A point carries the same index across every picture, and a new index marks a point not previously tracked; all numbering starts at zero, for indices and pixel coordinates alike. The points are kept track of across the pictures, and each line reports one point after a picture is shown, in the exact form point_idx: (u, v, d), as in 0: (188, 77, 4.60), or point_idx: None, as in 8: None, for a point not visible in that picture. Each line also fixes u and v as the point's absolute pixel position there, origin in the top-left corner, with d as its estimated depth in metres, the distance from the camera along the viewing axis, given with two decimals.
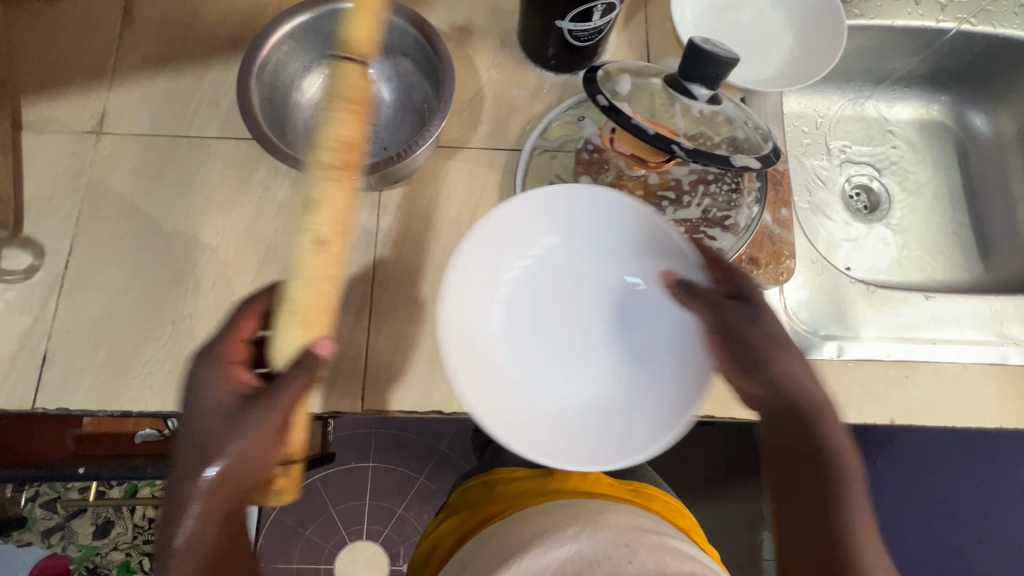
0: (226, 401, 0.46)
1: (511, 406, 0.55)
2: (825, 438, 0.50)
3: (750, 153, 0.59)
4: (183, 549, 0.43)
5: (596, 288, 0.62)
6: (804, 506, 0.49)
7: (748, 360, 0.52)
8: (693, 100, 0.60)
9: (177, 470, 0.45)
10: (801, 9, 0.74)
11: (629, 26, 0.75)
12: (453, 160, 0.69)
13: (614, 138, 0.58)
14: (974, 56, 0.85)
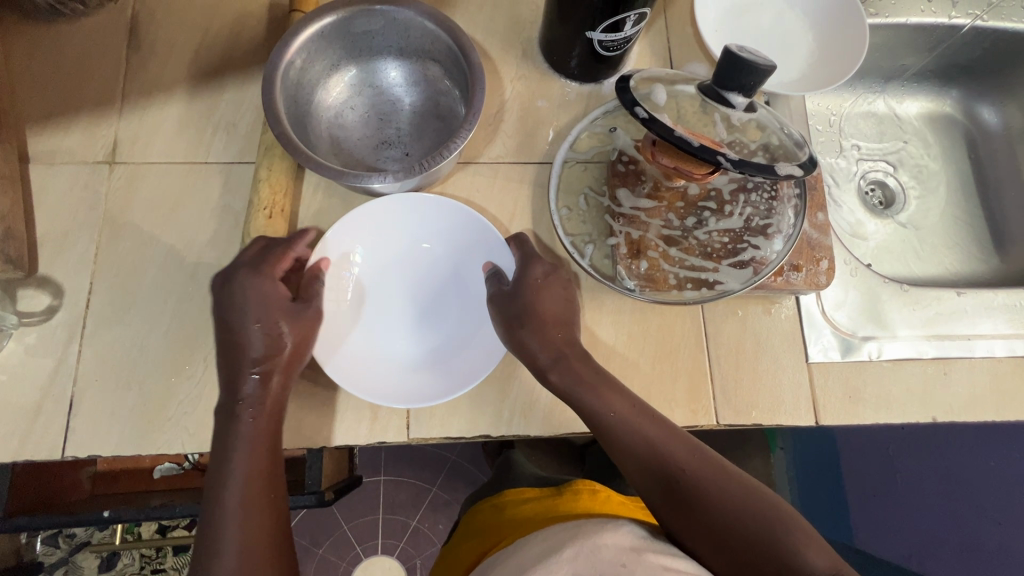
0: (276, 301, 0.53)
1: (401, 369, 0.58)
2: (602, 391, 0.54)
3: (788, 161, 0.57)
4: (250, 394, 0.51)
5: (396, 257, 0.61)
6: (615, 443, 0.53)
7: (513, 332, 0.56)
8: (731, 108, 0.59)
9: (246, 354, 0.52)
10: (819, 10, 0.74)
11: (650, 33, 0.74)
12: (483, 175, 0.67)
13: (656, 150, 0.57)
14: (983, 50, 0.86)
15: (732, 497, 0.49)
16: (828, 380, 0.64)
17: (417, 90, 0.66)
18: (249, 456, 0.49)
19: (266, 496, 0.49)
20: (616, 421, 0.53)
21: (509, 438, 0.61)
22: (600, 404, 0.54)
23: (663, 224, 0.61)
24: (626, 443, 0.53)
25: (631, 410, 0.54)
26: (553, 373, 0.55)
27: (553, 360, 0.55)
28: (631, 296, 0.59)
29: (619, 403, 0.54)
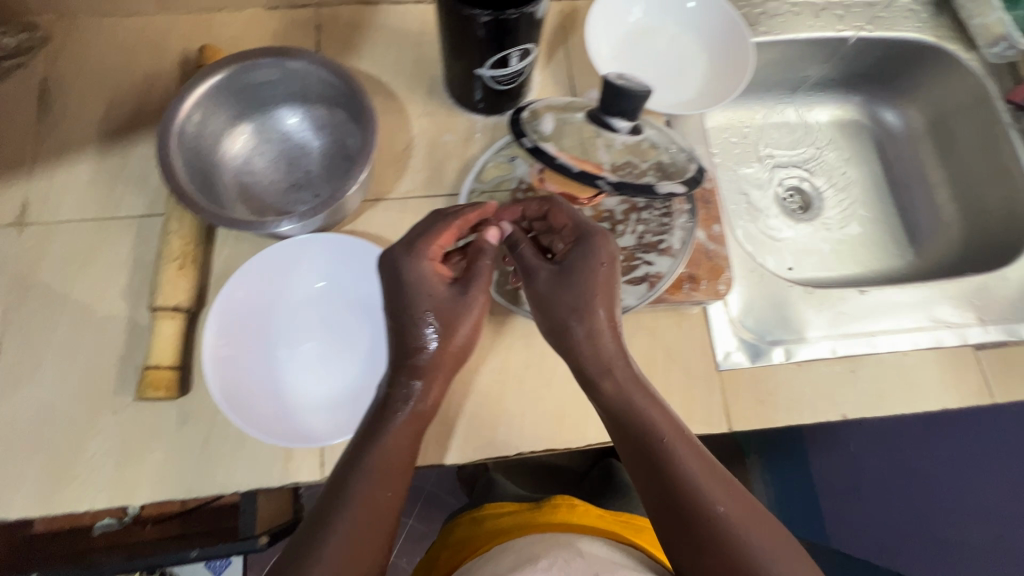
0: (441, 284, 0.56)
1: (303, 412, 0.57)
2: (650, 412, 0.52)
3: (677, 177, 0.62)
4: (416, 386, 0.54)
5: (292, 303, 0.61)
6: (649, 472, 0.49)
7: (570, 322, 0.55)
8: (614, 133, 0.62)
9: (405, 338, 0.55)
10: (708, 32, 0.77)
11: (552, 63, 0.77)
12: (393, 211, 0.68)
13: (543, 180, 0.65)
14: (877, 59, 0.89)
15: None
16: (740, 388, 0.65)
17: (322, 132, 0.67)
18: (378, 473, 0.50)
19: (385, 512, 0.49)
20: (665, 457, 0.49)
21: (425, 469, 0.61)
22: (649, 431, 0.51)
23: None
24: (665, 475, 0.49)
25: (689, 446, 0.50)
26: (604, 384, 0.54)
27: (598, 372, 0.54)
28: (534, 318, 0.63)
29: (674, 437, 0.50)
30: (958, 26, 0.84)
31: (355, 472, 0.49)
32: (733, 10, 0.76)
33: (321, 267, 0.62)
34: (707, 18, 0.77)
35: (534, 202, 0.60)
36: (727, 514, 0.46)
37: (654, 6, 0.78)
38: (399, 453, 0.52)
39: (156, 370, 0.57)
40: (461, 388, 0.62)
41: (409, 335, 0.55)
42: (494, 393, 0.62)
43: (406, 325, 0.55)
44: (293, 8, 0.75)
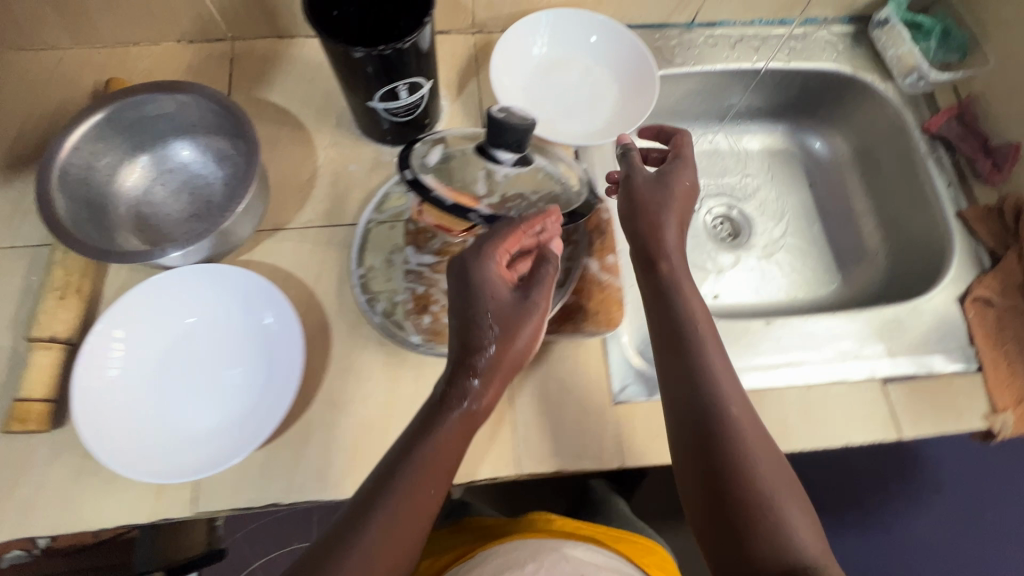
0: (503, 291, 0.56)
1: (173, 445, 0.56)
2: (703, 324, 0.58)
3: (564, 209, 0.64)
4: (491, 361, 0.54)
5: (172, 333, 0.60)
6: (686, 386, 0.55)
7: (639, 212, 0.63)
8: (499, 166, 0.61)
9: (480, 322, 0.55)
10: (619, 64, 0.78)
11: (463, 94, 0.77)
12: (292, 241, 0.69)
13: (421, 210, 0.61)
14: (798, 89, 0.90)
15: (790, 525, 0.48)
16: (635, 422, 0.63)
17: (214, 160, 0.67)
18: (443, 442, 0.52)
19: (445, 472, 0.52)
20: (708, 392, 0.54)
21: (304, 505, 0.60)
22: (694, 347, 0.56)
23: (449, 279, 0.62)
24: (700, 388, 0.54)
25: (736, 392, 0.54)
26: (661, 266, 0.61)
27: (665, 258, 0.61)
28: (417, 352, 0.60)
29: (725, 380, 0.54)
30: (875, 58, 0.85)
31: (429, 433, 0.52)
32: (639, 42, 0.77)
33: (194, 303, 0.60)
34: (616, 50, 0.78)
35: (670, 127, 0.70)
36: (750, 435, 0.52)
37: (564, 39, 0.79)
38: (453, 444, 0.52)
39: (27, 403, 0.56)
40: (345, 421, 0.61)
41: (477, 325, 0.55)
42: (379, 426, 0.61)
43: (480, 316, 0.56)
44: (210, 41, 0.76)
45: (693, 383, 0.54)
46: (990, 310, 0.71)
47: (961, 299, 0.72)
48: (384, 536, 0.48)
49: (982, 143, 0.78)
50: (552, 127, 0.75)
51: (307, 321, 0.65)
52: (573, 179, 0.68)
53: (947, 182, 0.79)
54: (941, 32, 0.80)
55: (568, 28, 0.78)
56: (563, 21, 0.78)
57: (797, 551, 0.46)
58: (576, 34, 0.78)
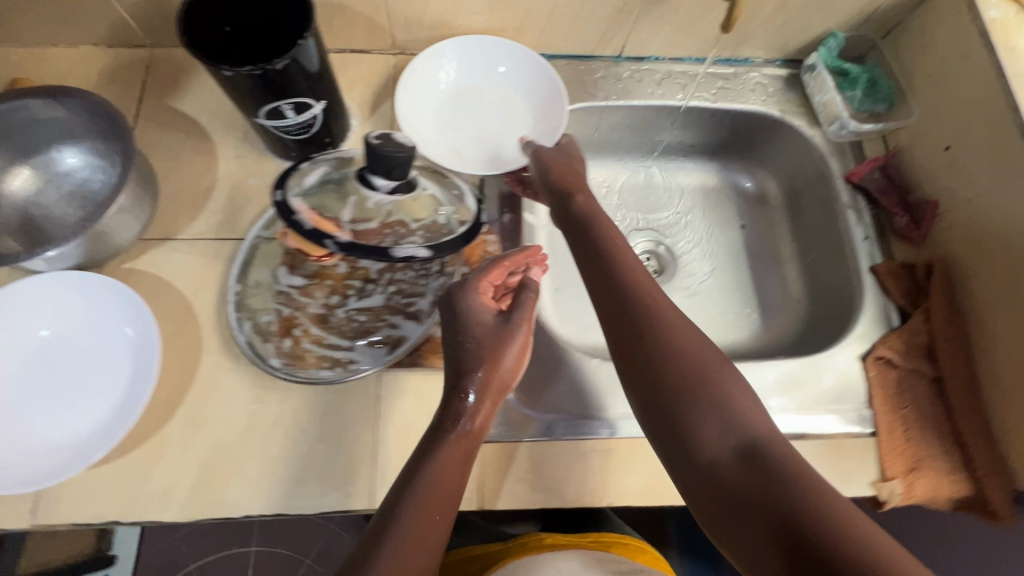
0: (490, 315, 0.58)
1: (19, 453, 0.55)
2: (611, 231, 0.64)
3: (441, 236, 0.62)
4: (484, 384, 0.56)
5: (38, 339, 0.60)
6: (607, 282, 0.58)
7: (550, 174, 0.69)
8: (376, 193, 0.61)
9: (468, 342, 0.57)
10: (532, 91, 0.78)
11: (375, 114, 0.77)
12: (179, 251, 0.68)
13: (285, 232, 0.60)
14: (729, 129, 0.88)
15: (735, 402, 0.49)
16: (500, 462, 0.62)
17: (98, 164, 0.66)
18: (444, 449, 0.53)
19: (449, 487, 0.51)
20: (637, 307, 0.55)
21: (149, 524, 0.58)
22: (610, 251, 0.61)
23: (314, 304, 0.60)
24: (619, 282, 0.58)
25: (661, 301, 0.56)
26: (577, 197, 0.67)
27: (579, 192, 0.68)
28: (273, 374, 0.59)
29: (651, 293, 0.57)
30: (805, 102, 0.83)
31: (428, 452, 0.52)
32: (552, 71, 0.76)
33: (58, 313, 0.61)
34: (529, 76, 0.77)
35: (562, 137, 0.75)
36: (672, 317, 0.55)
37: (477, 64, 0.78)
38: (449, 460, 0.52)
39: None
40: (202, 440, 0.60)
41: (465, 347, 0.57)
42: (234, 448, 0.60)
43: (463, 339, 0.57)
44: (128, 47, 0.77)
45: (623, 302, 0.56)
46: (891, 371, 0.69)
47: (863, 356, 0.70)
48: (399, 540, 0.47)
49: (902, 197, 0.76)
50: (460, 153, 0.75)
51: (179, 335, 0.64)
52: (461, 209, 0.66)
53: (864, 234, 0.76)
54: (867, 81, 0.79)
55: (480, 54, 0.78)
56: (473, 46, 0.77)
57: (739, 417, 0.49)
58: (490, 61, 0.78)
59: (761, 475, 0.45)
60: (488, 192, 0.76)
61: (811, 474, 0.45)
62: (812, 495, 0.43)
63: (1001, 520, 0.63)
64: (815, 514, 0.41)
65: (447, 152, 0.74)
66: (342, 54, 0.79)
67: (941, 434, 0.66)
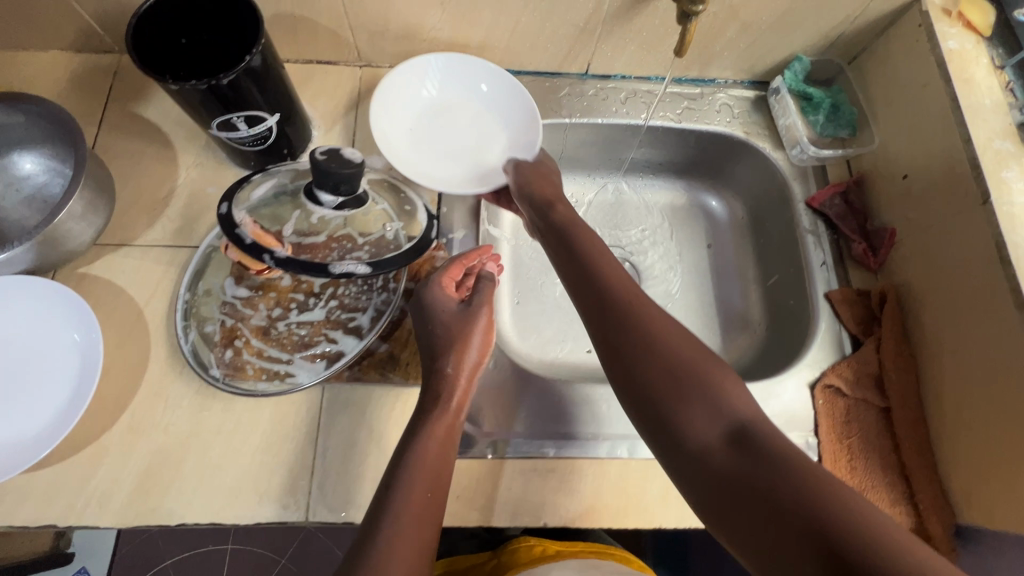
0: (453, 301, 0.61)
1: None
2: (589, 235, 0.65)
3: (388, 250, 0.63)
4: (454, 370, 0.58)
5: None
6: (589, 278, 0.59)
7: (526, 190, 0.72)
8: (322, 207, 0.61)
9: (438, 330, 0.60)
10: (509, 113, 0.78)
11: (336, 127, 0.78)
12: (133, 258, 0.69)
13: (227, 245, 0.60)
14: (695, 149, 0.88)
15: (719, 387, 0.49)
16: None
17: (55, 169, 0.67)
18: (427, 436, 0.54)
19: (432, 469, 0.52)
20: (616, 300, 0.56)
21: (85, 529, 0.59)
22: (590, 251, 0.62)
23: (257, 315, 0.61)
24: (601, 278, 0.58)
25: (637, 294, 0.57)
26: (557, 207, 0.69)
27: (558, 203, 0.70)
28: (212, 384, 0.59)
29: (627, 287, 0.57)
30: (770, 125, 0.83)
31: (410, 442, 0.54)
32: (530, 96, 0.76)
33: (8, 317, 0.62)
34: (507, 98, 0.77)
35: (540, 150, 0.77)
36: (654, 310, 0.55)
37: (456, 81, 0.78)
38: (431, 445, 0.53)
39: None
40: (143, 447, 0.61)
41: (435, 337, 0.59)
42: (174, 457, 0.60)
43: (433, 328, 0.60)
44: (98, 53, 0.78)
45: (602, 296, 0.57)
46: (840, 400, 0.68)
47: (812, 383, 0.69)
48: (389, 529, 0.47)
49: (860, 224, 0.76)
50: (431, 169, 0.74)
51: (127, 341, 0.65)
52: (410, 225, 0.66)
53: (822, 260, 0.76)
54: (829, 106, 0.79)
55: (461, 70, 0.77)
56: (456, 63, 0.77)
57: (728, 400, 0.48)
58: (468, 79, 0.77)
59: (751, 456, 0.45)
60: (445, 207, 0.76)
61: (800, 452, 0.45)
62: (806, 469, 0.43)
63: (942, 555, 0.62)
64: (806, 486, 0.41)
65: (418, 167, 0.73)
66: (308, 66, 0.80)
67: (885, 463, 0.66)
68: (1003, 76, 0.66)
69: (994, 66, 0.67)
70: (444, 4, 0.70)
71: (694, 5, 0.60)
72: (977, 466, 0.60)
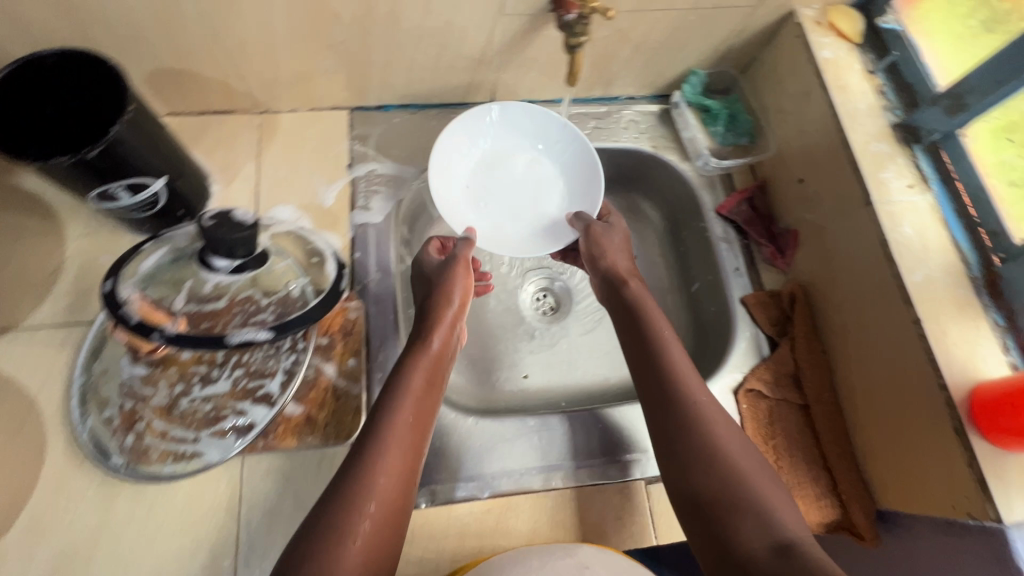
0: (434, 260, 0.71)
1: None
2: (656, 318, 0.66)
3: (295, 310, 0.61)
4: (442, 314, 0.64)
5: None
6: (652, 369, 0.62)
7: (597, 255, 0.72)
8: (216, 273, 0.59)
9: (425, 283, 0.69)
10: (565, 159, 0.79)
11: (237, 179, 0.75)
12: (19, 342, 0.64)
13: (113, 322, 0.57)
14: (609, 166, 0.89)
15: (769, 503, 0.51)
16: None
17: None
18: (414, 382, 0.57)
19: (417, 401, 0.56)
20: (682, 403, 0.58)
21: None
22: (655, 341, 0.64)
23: (156, 395, 0.57)
24: (664, 371, 0.61)
25: (707, 398, 0.59)
26: (629, 284, 0.70)
27: (630, 279, 0.71)
28: (115, 475, 0.56)
29: (696, 390, 0.59)
30: (675, 137, 0.85)
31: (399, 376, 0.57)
32: (588, 141, 0.76)
33: None
34: (563, 145, 0.78)
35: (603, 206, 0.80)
36: (706, 405, 0.58)
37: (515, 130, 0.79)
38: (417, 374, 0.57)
39: None
40: (43, 550, 0.55)
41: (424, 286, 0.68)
42: (81, 553, 0.55)
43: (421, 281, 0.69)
44: None
45: (668, 398, 0.59)
46: (762, 402, 0.70)
47: (735, 390, 0.71)
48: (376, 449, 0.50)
49: (767, 228, 0.79)
50: (495, 232, 0.76)
51: (18, 434, 0.59)
52: (317, 278, 0.65)
53: (736, 266, 0.78)
54: (727, 116, 0.82)
55: (511, 120, 0.78)
56: (523, 114, 0.78)
57: (777, 523, 0.49)
58: (529, 130, 0.79)
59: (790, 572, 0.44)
60: (359, 253, 0.72)
61: None
62: None
63: (866, 540, 0.65)
64: None
65: (485, 233, 0.75)
66: (202, 116, 0.76)
67: (810, 459, 0.68)
68: (875, 79, 0.70)
69: (866, 71, 0.71)
70: (332, 47, 0.69)
71: (577, 36, 0.63)
72: (890, 452, 0.63)
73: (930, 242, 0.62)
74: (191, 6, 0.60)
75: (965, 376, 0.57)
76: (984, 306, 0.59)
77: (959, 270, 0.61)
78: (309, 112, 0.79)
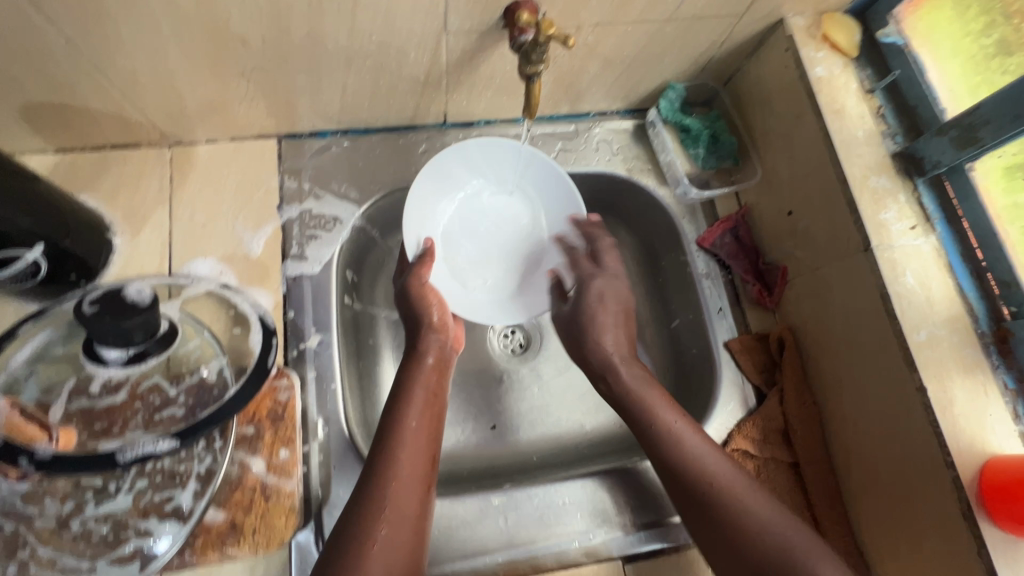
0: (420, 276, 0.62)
1: None
2: (646, 391, 0.58)
3: (212, 402, 0.51)
4: (438, 324, 0.62)
5: None
6: (658, 447, 0.55)
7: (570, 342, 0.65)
8: (106, 366, 0.49)
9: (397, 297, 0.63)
10: (544, 198, 0.70)
11: (146, 227, 0.64)
12: None
13: None
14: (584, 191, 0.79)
15: None
16: None
17: None
18: (425, 399, 0.56)
19: (430, 421, 0.55)
20: (698, 485, 0.51)
21: None
22: (646, 414, 0.57)
23: (38, 516, 0.48)
24: (670, 448, 0.54)
25: (724, 473, 0.52)
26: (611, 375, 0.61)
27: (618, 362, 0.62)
28: None
29: (706, 465, 0.52)
30: (652, 160, 0.76)
31: (408, 392, 0.56)
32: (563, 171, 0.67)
33: None
34: (521, 173, 0.69)
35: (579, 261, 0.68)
36: (722, 477, 0.51)
37: (473, 183, 0.69)
38: (428, 381, 0.58)
39: None
40: None
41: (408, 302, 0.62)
42: None
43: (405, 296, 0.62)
44: None
45: (692, 495, 0.51)
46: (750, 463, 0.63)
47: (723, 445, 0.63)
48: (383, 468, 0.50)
49: (754, 262, 0.72)
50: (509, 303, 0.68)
51: None
52: (239, 354, 0.55)
53: (720, 305, 0.71)
54: (709, 137, 0.73)
55: (481, 164, 0.68)
56: (490, 155, 0.67)
57: None
58: (501, 170, 0.69)
59: None
60: (293, 311, 0.63)
61: None
62: None
63: None
64: None
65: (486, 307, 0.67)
66: (99, 153, 0.65)
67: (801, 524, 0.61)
68: (873, 100, 0.63)
69: (863, 90, 0.63)
70: (245, 74, 0.57)
71: (534, 65, 0.54)
72: (891, 520, 0.57)
73: (935, 293, 0.55)
74: (53, 34, 0.48)
75: (973, 451, 0.51)
76: (993, 367, 0.54)
77: (966, 325, 0.55)
78: (229, 143, 0.68)
